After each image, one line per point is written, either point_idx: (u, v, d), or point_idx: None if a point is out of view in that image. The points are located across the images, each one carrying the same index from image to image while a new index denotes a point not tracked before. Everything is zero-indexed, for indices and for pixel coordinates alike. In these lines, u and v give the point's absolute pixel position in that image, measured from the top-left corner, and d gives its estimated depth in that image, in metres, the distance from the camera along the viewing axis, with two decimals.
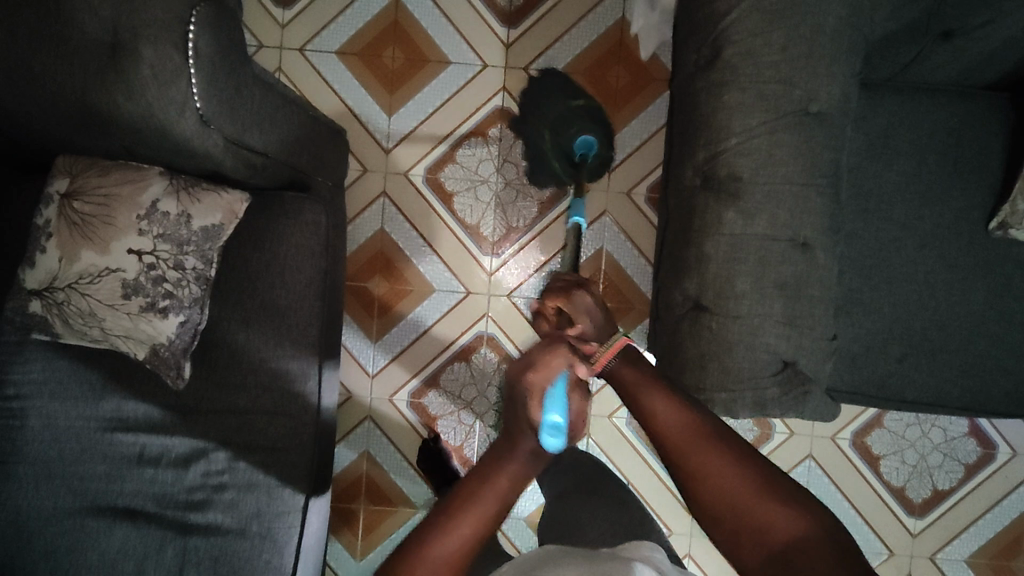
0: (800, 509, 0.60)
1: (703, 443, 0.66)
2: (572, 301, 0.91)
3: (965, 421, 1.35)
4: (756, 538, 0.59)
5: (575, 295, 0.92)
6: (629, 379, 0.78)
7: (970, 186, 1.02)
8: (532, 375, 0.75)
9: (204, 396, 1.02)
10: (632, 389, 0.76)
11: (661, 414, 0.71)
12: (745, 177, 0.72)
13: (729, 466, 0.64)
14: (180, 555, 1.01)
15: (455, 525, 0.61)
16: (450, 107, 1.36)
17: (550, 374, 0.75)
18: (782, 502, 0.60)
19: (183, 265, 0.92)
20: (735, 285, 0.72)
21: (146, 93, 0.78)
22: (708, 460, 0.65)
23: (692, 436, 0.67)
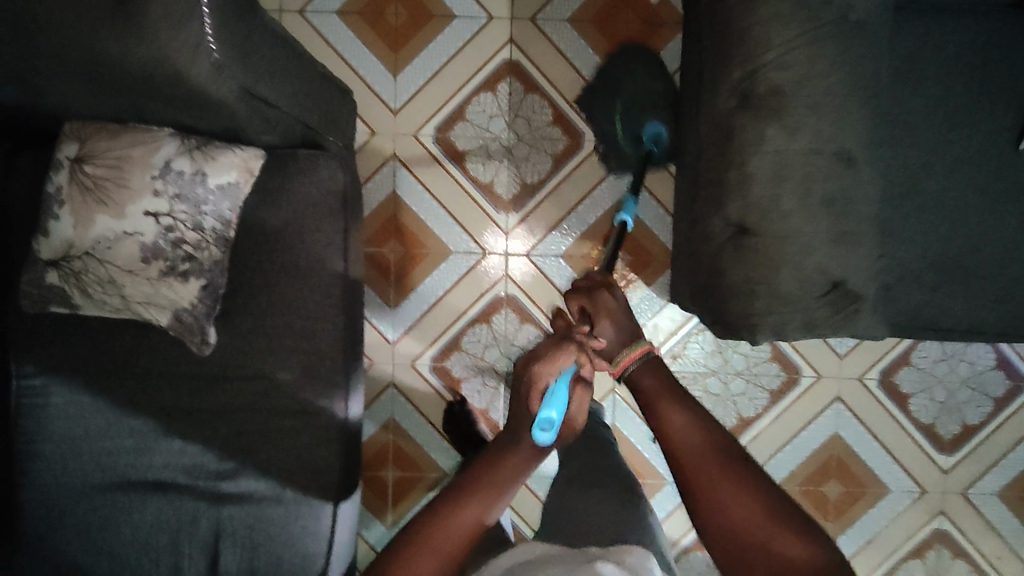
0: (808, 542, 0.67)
1: (711, 466, 0.75)
2: (594, 301, 0.95)
3: (993, 354, 1.34)
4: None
5: (602, 296, 0.96)
6: (649, 392, 0.85)
7: (999, 108, 0.98)
8: (540, 368, 0.81)
9: (227, 364, 1.00)
10: (653, 402, 0.84)
11: (678, 435, 0.79)
12: (787, 91, 0.69)
13: (741, 495, 0.71)
14: (217, 523, 1.01)
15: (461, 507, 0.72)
16: (457, 63, 1.32)
17: (555, 367, 0.81)
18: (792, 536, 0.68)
19: (201, 226, 0.89)
20: (781, 204, 0.70)
21: (158, 38, 0.74)
22: (722, 484, 0.73)
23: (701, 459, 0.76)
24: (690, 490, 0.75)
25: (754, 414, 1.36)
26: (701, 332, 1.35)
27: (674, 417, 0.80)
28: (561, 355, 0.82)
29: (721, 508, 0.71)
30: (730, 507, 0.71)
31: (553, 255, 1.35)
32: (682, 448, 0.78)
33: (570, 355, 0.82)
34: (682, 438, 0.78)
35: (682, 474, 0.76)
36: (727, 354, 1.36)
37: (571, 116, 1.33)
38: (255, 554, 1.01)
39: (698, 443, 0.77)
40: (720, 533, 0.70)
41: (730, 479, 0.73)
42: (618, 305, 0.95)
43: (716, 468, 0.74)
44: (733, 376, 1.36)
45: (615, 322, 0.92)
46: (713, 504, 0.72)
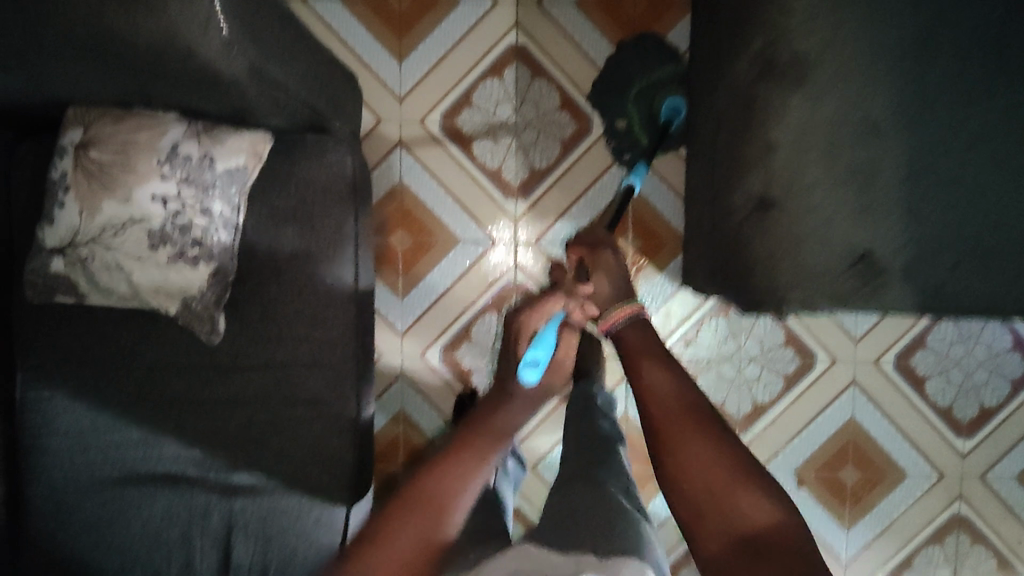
0: (775, 504, 0.64)
1: (682, 415, 0.71)
2: (595, 260, 0.94)
3: (1010, 336, 1.32)
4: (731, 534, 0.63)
5: (601, 254, 0.95)
6: (631, 346, 0.82)
7: None
8: (529, 314, 0.82)
9: (236, 353, 0.98)
10: (632, 354, 0.80)
11: (655, 386, 0.74)
12: (812, 57, 0.67)
13: (711, 450, 0.68)
14: (229, 516, 1.00)
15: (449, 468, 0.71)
16: (463, 48, 1.30)
17: (544, 314, 0.83)
18: (759, 496, 0.64)
19: (210, 211, 0.88)
20: (805, 175, 0.69)
21: (168, 10, 0.71)
22: (692, 433, 0.69)
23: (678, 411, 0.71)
24: (656, 436, 0.71)
25: (769, 400, 1.35)
26: (714, 318, 1.33)
27: (650, 366, 0.76)
28: (550, 300, 0.84)
29: (688, 458, 0.67)
30: (699, 458, 0.67)
31: (562, 242, 1.33)
32: (655, 395, 0.74)
33: (558, 301, 0.84)
34: (656, 386, 0.74)
35: (650, 420, 0.72)
36: (742, 340, 1.34)
37: (579, 101, 1.31)
38: (267, 547, 1.00)
39: (674, 395, 0.73)
40: (684, 482, 0.66)
41: (702, 430, 0.69)
42: (618, 266, 0.94)
43: (687, 417, 0.70)
44: (748, 362, 1.34)
45: (611, 277, 0.90)
46: (682, 456, 0.68)
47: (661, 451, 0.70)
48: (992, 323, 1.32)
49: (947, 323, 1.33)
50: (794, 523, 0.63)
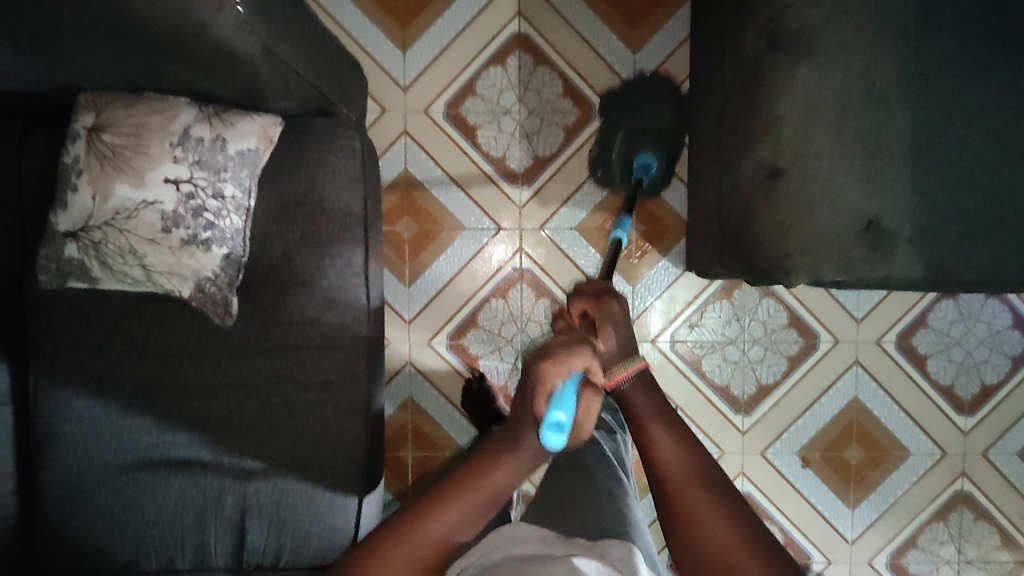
0: None
1: (693, 489, 0.67)
2: (600, 306, 0.85)
3: (1009, 314, 1.34)
4: None
5: (605, 302, 0.86)
6: (641, 411, 0.76)
7: None
8: (547, 365, 0.62)
9: (248, 337, 0.99)
10: (644, 422, 0.75)
11: (666, 458, 0.70)
12: (818, 27, 0.69)
13: (724, 526, 0.63)
14: (243, 500, 1.00)
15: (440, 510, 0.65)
16: (466, 37, 1.31)
17: (565, 367, 0.62)
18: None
19: (222, 193, 0.88)
20: (815, 142, 0.70)
21: None
22: (706, 513, 0.64)
23: (691, 485, 0.67)
24: (672, 519, 0.66)
25: (773, 381, 1.36)
26: (718, 301, 1.34)
27: (662, 435, 0.72)
28: (578, 354, 0.63)
29: (704, 540, 0.62)
30: (713, 539, 0.62)
31: (567, 227, 1.34)
32: (670, 473, 0.69)
33: (587, 358, 0.63)
34: (671, 463, 0.70)
35: (665, 500, 0.68)
36: (745, 322, 1.35)
37: (582, 88, 1.32)
38: (282, 531, 1.01)
39: (684, 467, 0.69)
40: (692, 557, 0.62)
41: (717, 511, 0.64)
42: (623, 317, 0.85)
43: (703, 496, 0.66)
44: (751, 344, 1.35)
45: (618, 330, 0.83)
46: (692, 533, 0.63)
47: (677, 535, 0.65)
48: (992, 302, 1.34)
49: (948, 303, 1.35)
50: None
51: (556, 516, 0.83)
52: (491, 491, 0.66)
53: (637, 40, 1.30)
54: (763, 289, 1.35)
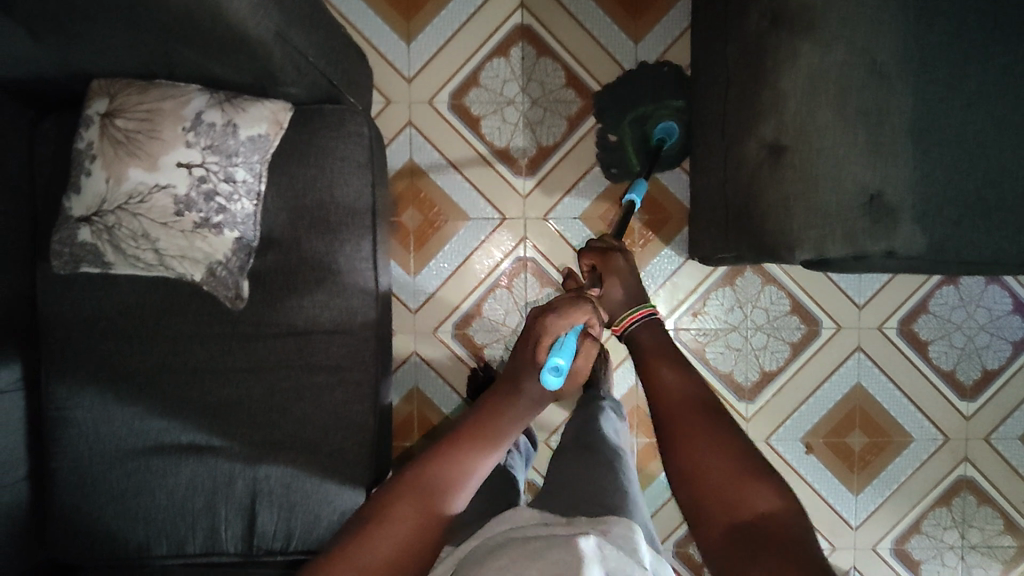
0: (774, 488, 0.64)
1: (691, 408, 0.72)
2: (607, 263, 0.94)
3: (1010, 299, 1.35)
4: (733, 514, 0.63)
5: (613, 256, 0.95)
6: (646, 350, 0.83)
7: (1014, 40, 0.99)
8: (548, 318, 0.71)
9: (258, 322, 1.00)
10: (648, 356, 0.81)
11: (668, 381, 0.76)
12: (819, 6, 0.71)
13: (716, 437, 0.68)
14: (253, 484, 1.01)
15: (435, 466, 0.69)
16: (469, 29, 1.33)
17: (565, 319, 0.70)
18: (758, 480, 0.64)
19: (233, 178, 0.90)
20: (819, 118, 0.72)
21: None
22: (699, 424, 0.70)
23: (688, 403, 0.73)
24: (667, 432, 0.71)
25: (776, 367, 1.37)
26: (720, 289, 1.35)
27: (662, 365, 0.78)
28: (580, 308, 0.72)
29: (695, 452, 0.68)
30: (703, 449, 0.68)
31: (571, 217, 1.35)
32: (669, 396, 0.74)
33: (588, 312, 0.72)
34: (670, 386, 0.75)
35: (661, 417, 0.73)
36: (748, 310, 1.36)
37: (584, 78, 1.33)
38: (291, 515, 1.01)
39: (684, 389, 0.75)
40: (686, 458, 0.68)
41: (709, 426, 0.70)
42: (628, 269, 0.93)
43: (697, 413, 0.71)
44: (754, 331, 1.37)
45: (624, 282, 0.91)
46: (688, 442, 0.69)
47: (670, 445, 0.70)
48: (992, 287, 1.36)
49: (948, 288, 1.36)
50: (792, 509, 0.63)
51: (561, 497, 0.83)
52: (483, 452, 0.71)
53: (639, 30, 1.32)
54: (765, 276, 1.35)
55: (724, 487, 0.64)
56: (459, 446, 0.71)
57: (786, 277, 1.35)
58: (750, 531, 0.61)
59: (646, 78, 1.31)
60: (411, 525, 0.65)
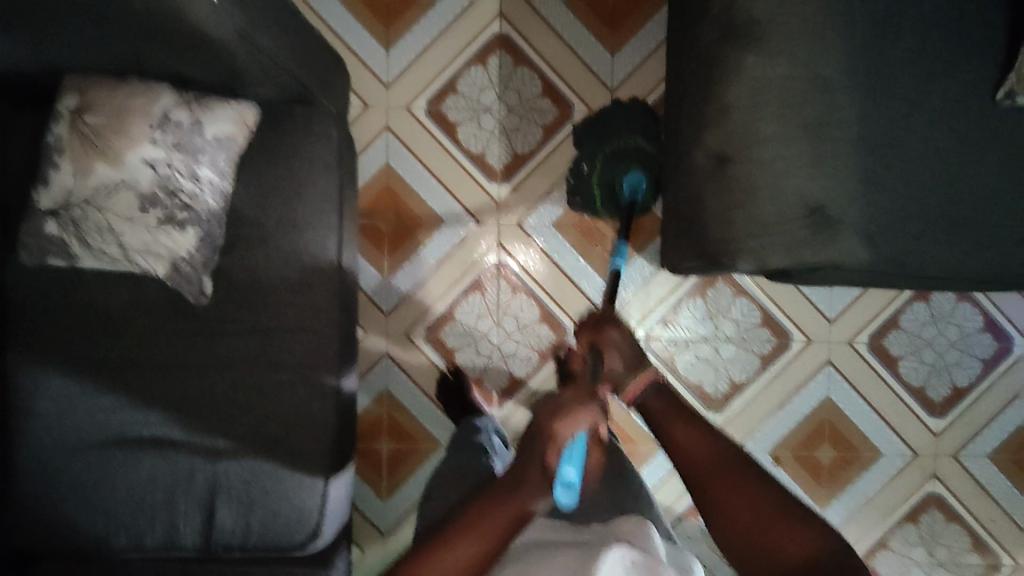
0: (814, 534, 0.70)
1: (721, 472, 0.78)
2: (602, 336, 0.96)
3: (980, 317, 1.36)
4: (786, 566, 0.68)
5: (606, 332, 0.96)
6: (658, 415, 0.89)
7: (977, 58, 1.00)
8: (557, 423, 0.75)
9: (221, 318, 1.01)
10: (664, 421, 0.88)
11: (689, 445, 0.83)
12: (763, 20, 0.74)
13: (751, 496, 0.74)
14: (212, 480, 1.02)
15: (436, 560, 0.68)
16: (448, 36, 1.35)
17: (572, 425, 0.76)
18: (797, 529, 0.70)
19: (198, 176, 0.91)
20: (761, 129, 0.74)
21: None
22: (732, 487, 0.76)
23: (717, 467, 0.79)
24: (705, 498, 0.77)
25: (746, 379, 1.38)
26: (692, 298, 1.36)
27: (681, 427, 0.85)
28: (584, 412, 0.78)
29: (740, 515, 0.73)
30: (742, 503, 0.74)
31: (544, 224, 1.37)
32: (697, 459, 0.81)
33: (591, 417, 0.78)
34: (698, 453, 0.81)
35: (695, 482, 0.79)
36: (719, 320, 1.37)
37: (560, 88, 1.35)
38: (250, 510, 1.02)
39: (709, 450, 0.81)
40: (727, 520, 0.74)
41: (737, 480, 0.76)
42: (626, 339, 0.96)
43: (729, 475, 0.77)
44: (725, 342, 1.37)
45: (623, 355, 0.93)
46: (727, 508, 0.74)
47: (713, 511, 0.76)
48: (963, 305, 1.36)
49: (919, 305, 1.37)
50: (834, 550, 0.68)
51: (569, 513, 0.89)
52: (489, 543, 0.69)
53: (616, 41, 1.34)
54: (736, 288, 1.37)
55: (773, 547, 0.69)
56: (464, 537, 0.69)
57: (755, 288, 1.36)
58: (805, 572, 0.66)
59: (619, 111, 1.32)
60: None
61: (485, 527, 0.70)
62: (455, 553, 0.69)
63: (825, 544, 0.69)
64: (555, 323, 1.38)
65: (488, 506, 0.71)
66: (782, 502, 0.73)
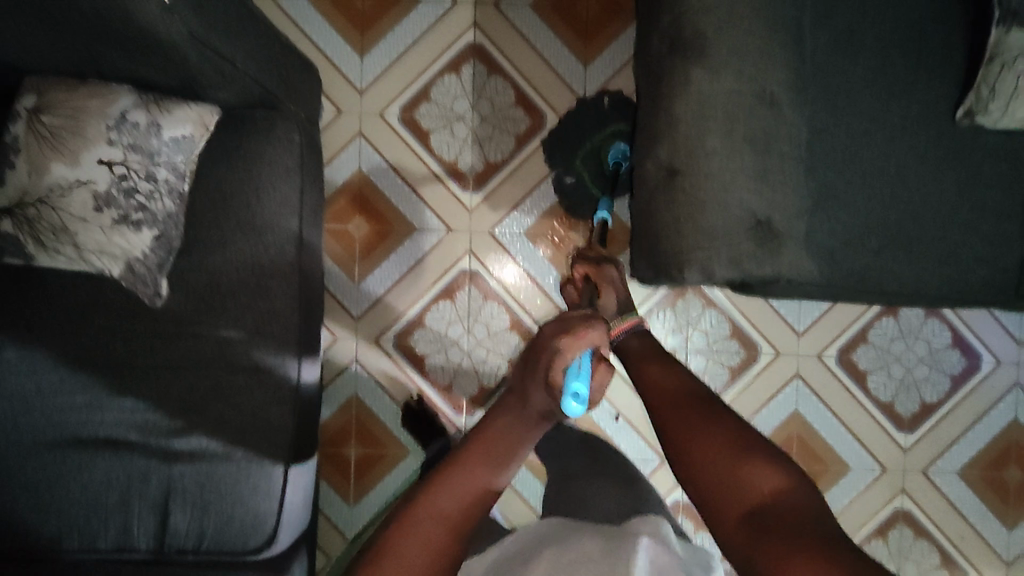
0: (772, 466, 0.69)
1: (688, 408, 0.79)
2: (600, 273, 1.08)
3: (949, 333, 1.36)
4: (741, 496, 0.68)
5: (604, 269, 1.08)
6: (635, 352, 0.96)
7: (935, 76, 1.00)
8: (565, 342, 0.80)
9: (181, 319, 1.01)
10: (637, 361, 0.93)
11: (661, 385, 0.86)
12: (709, 35, 0.74)
13: (714, 428, 0.75)
14: (167, 482, 1.01)
15: (450, 489, 0.71)
16: (423, 44, 1.36)
17: (579, 344, 0.80)
18: (755, 461, 0.70)
19: (155, 176, 0.92)
20: (706, 142, 0.75)
21: None
22: (697, 421, 0.77)
23: (685, 404, 0.80)
24: (668, 428, 0.79)
25: (715, 391, 1.37)
26: (662, 309, 1.36)
27: (654, 370, 0.89)
28: (593, 331, 0.81)
29: (698, 444, 0.74)
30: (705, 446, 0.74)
31: (515, 232, 1.37)
32: (666, 397, 0.83)
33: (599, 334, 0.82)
34: (668, 393, 0.83)
35: (663, 419, 0.81)
36: (689, 332, 1.37)
37: (532, 97, 1.35)
38: (204, 514, 1.01)
39: (680, 389, 0.83)
40: (689, 451, 0.75)
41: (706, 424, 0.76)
42: (617, 279, 1.08)
43: (696, 412, 0.78)
44: (694, 354, 1.37)
45: (616, 293, 1.05)
46: (689, 438, 0.76)
47: (676, 442, 0.77)
48: (931, 320, 1.36)
49: (888, 319, 1.37)
50: (793, 482, 0.68)
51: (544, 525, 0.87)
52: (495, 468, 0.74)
53: (588, 53, 1.35)
54: (706, 299, 1.36)
55: (728, 478, 0.70)
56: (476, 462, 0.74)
57: (725, 300, 1.36)
58: (756, 516, 0.65)
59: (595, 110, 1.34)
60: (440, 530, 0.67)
61: (490, 457, 0.75)
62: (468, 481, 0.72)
63: (785, 477, 0.68)
64: (524, 331, 1.38)
65: (493, 444, 0.77)
66: (745, 438, 0.73)
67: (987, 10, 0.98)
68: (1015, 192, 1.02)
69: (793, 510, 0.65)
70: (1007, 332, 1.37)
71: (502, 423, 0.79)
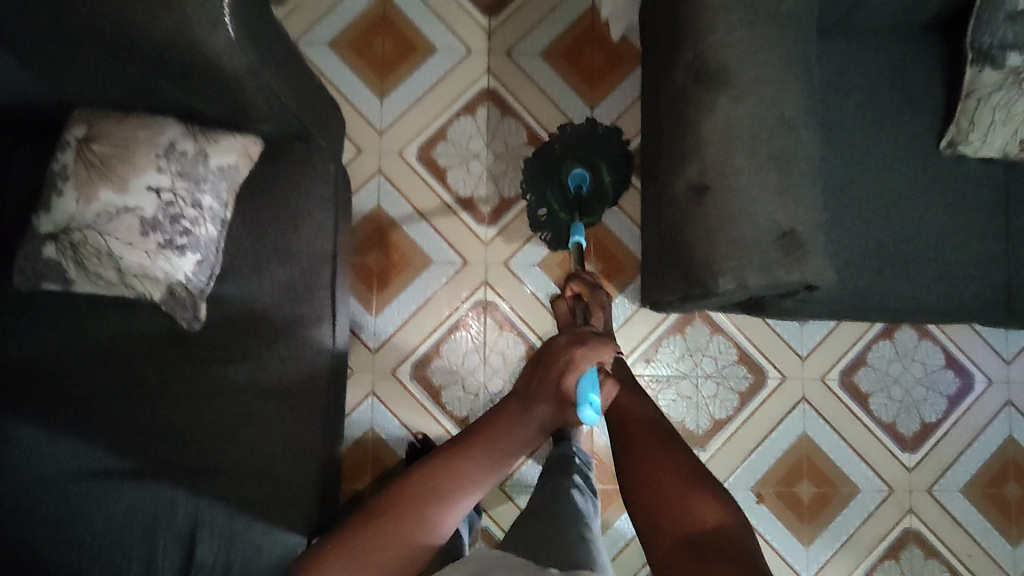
0: (717, 503, 0.73)
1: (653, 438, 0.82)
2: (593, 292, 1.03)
3: (941, 354, 1.43)
4: (680, 526, 0.71)
5: (599, 292, 1.04)
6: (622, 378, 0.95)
7: (919, 111, 1.10)
8: (582, 351, 0.84)
9: (215, 344, 1.03)
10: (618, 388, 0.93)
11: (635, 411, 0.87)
12: (732, 66, 0.82)
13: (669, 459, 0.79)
14: (194, 513, 0.99)
15: (442, 468, 0.79)
16: (439, 88, 1.44)
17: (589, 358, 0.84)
18: (703, 497, 0.73)
19: (200, 203, 0.95)
20: (733, 162, 0.82)
21: None
22: (657, 452, 0.80)
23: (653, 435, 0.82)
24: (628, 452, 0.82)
25: (726, 415, 1.41)
26: (672, 336, 1.41)
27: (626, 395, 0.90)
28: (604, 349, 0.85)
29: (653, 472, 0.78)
30: (654, 476, 0.77)
31: (529, 263, 1.41)
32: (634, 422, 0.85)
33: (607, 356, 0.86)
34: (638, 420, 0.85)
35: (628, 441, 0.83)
36: (698, 357, 1.41)
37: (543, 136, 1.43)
38: (231, 545, 0.98)
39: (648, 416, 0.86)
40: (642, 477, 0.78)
41: (665, 453, 0.79)
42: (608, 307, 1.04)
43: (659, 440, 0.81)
44: (704, 379, 1.41)
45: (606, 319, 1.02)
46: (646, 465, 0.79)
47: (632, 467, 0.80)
48: (924, 342, 1.44)
49: (885, 342, 1.44)
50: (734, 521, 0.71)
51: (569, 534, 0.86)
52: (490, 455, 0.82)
53: (596, 96, 1.44)
54: (713, 325, 1.42)
55: (674, 507, 0.73)
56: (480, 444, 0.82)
57: (731, 327, 1.42)
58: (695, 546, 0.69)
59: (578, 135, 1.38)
60: (428, 498, 0.77)
61: (491, 447, 0.82)
62: (462, 465, 0.80)
63: (727, 514, 0.71)
64: None
65: (496, 432, 0.83)
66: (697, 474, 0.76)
67: (961, 52, 1.09)
68: (997, 215, 1.11)
69: (723, 541, 0.68)
70: (994, 352, 1.44)
71: (508, 414, 0.85)
